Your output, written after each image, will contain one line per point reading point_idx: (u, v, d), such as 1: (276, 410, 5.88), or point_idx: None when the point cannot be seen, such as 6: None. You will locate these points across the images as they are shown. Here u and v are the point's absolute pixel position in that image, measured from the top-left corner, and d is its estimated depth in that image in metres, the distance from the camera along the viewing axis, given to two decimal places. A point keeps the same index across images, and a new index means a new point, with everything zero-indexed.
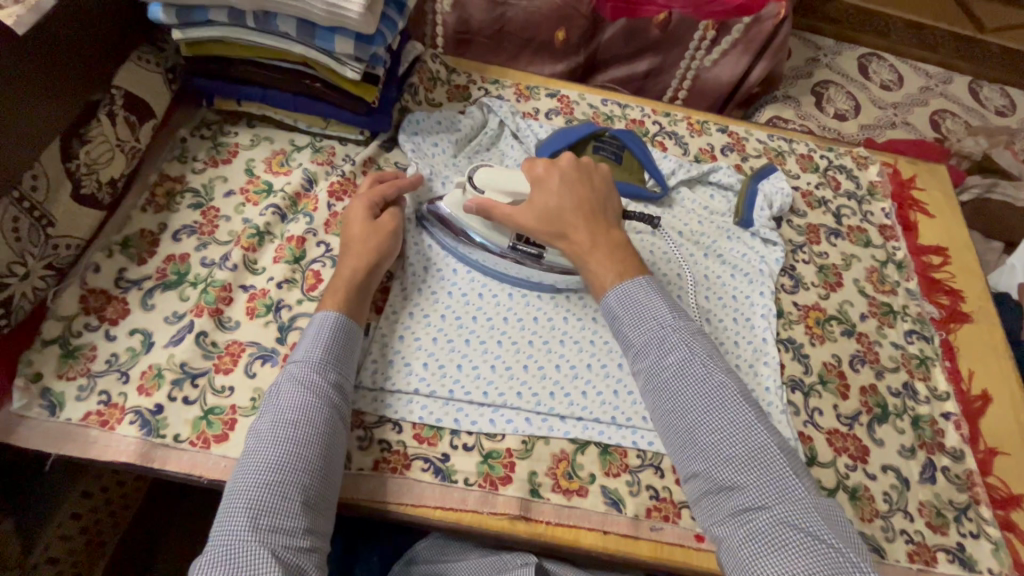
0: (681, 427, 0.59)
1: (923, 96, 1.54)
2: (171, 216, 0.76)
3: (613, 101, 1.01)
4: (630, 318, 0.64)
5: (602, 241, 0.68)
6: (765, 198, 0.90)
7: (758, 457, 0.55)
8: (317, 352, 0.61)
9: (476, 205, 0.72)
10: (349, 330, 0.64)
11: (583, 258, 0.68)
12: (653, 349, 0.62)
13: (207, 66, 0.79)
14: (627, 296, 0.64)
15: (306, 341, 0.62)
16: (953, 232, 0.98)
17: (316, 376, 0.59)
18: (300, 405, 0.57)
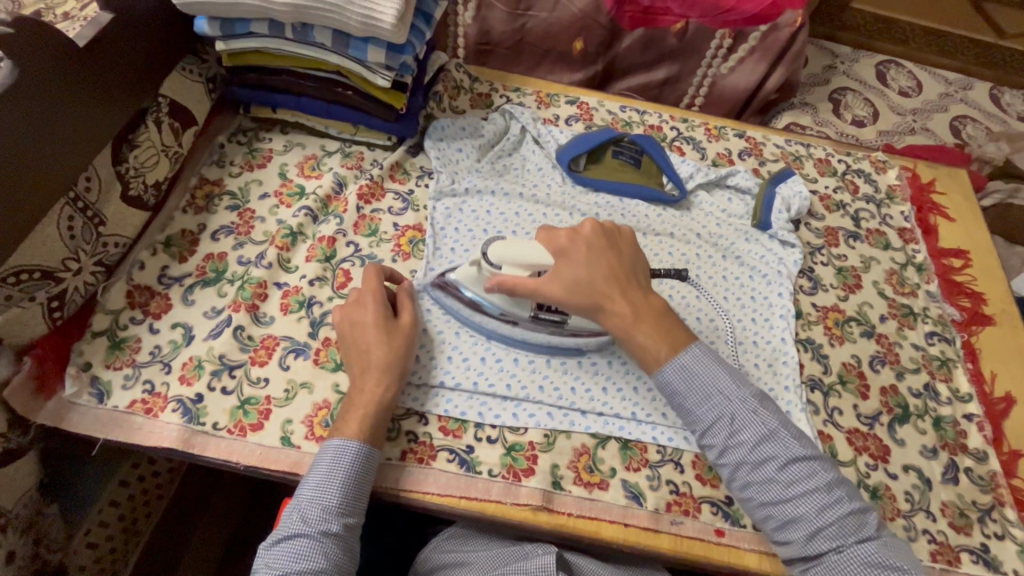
0: (766, 503, 0.60)
1: (943, 102, 1.54)
2: (210, 217, 0.80)
3: (631, 108, 1.04)
4: (690, 392, 0.64)
5: (645, 311, 0.66)
6: (783, 202, 0.91)
7: (844, 516, 0.58)
8: (334, 495, 0.58)
9: (495, 284, 0.67)
10: (364, 469, 0.61)
11: (630, 334, 0.65)
12: (721, 428, 0.62)
13: (246, 76, 0.83)
14: (686, 369, 0.64)
15: (319, 473, 0.59)
16: (974, 235, 0.98)
17: (334, 528, 0.58)
18: (304, 548, 0.56)
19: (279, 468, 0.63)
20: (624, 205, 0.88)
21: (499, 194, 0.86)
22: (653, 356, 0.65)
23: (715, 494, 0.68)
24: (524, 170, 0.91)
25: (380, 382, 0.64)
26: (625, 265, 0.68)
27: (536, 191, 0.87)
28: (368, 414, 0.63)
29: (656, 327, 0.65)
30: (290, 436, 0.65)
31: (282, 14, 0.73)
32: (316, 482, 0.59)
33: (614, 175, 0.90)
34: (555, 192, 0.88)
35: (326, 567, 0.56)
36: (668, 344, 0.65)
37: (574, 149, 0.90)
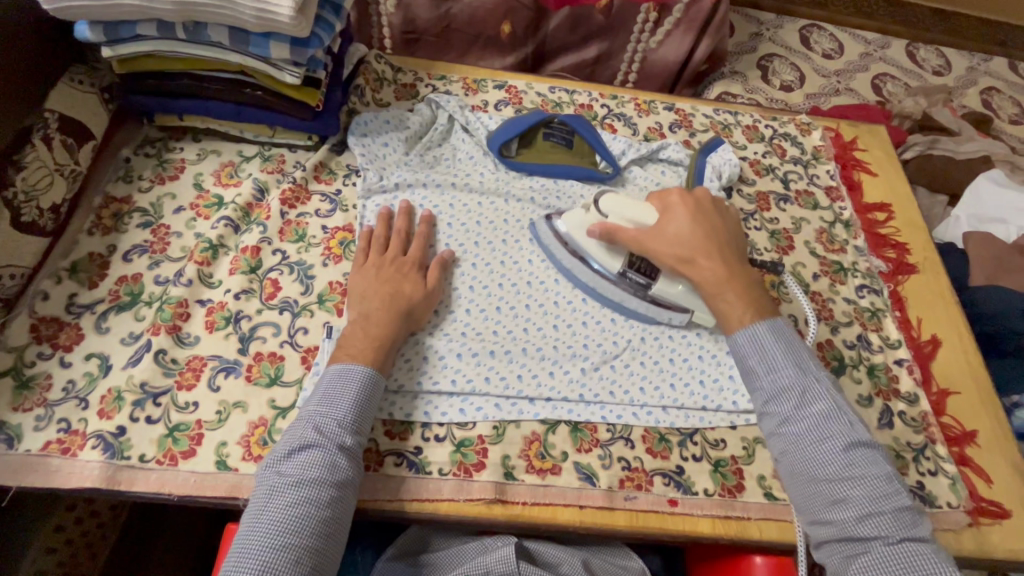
0: (816, 476, 0.58)
1: (864, 62, 1.59)
2: (120, 237, 0.75)
3: (560, 88, 1.03)
4: (761, 363, 0.63)
5: (738, 278, 0.68)
6: (713, 170, 0.92)
7: (899, 513, 0.54)
8: (348, 411, 0.59)
9: (600, 229, 0.73)
10: (375, 392, 0.61)
11: (720, 291, 0.67)
12: (790, 396, 0.61)
13: (143, 82, 0.78)
14: (760, 339, 0.64)
15: (335, 391, 0.60)
16: (896, 188, 1.02)
17: (349, 442, 0.57)
18: (318, 461, 0.55)
19: (215, 494, 0.60)
20: (558, 187, 0.88)
21: (431, 187, 0.83)
22: (738, 317, 0.66)
23: (666, 466, 0.68)
24: (455, 160, 0.89)
25: (387, 316, 0.66)
26: (724, 230, 0.72)
27: (468, 180, 0.85)
28: (375, 346, 0.63)
29: (742, 291, 0.67)
30: (225, 460, 0.62)
31: (168, 12, 0.68)
32: (327, 400, 0.59)
33: (547, 157, 0.90)
34: (488, 180, 0.86)
35: (340, 479, 0.55)
36: (752, 309, 0.66)
37: (504, 133, 0.88)
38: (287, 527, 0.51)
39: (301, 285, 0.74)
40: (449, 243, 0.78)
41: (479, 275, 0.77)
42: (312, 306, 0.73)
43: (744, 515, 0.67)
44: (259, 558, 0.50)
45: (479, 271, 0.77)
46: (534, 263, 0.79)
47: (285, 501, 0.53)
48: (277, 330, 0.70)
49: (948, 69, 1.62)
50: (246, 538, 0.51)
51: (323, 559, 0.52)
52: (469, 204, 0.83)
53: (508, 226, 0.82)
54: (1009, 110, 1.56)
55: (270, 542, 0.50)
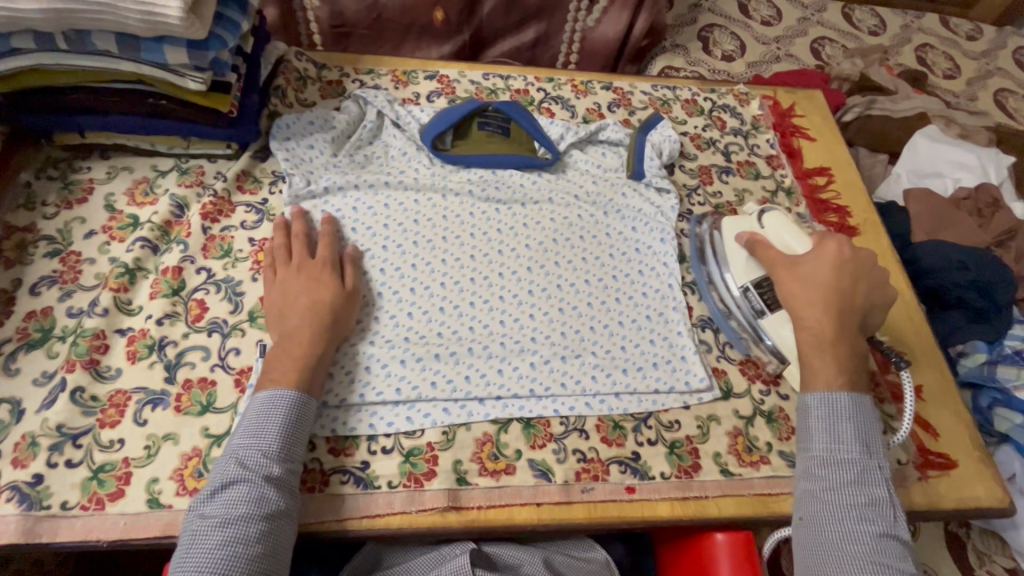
0: (830, 459, 0.61)
1: (802, 27, 1.60)
2: (25, 270, 0.69)
3: (494, 75, 0.99)
4: (824, 403, 0.64)
5: (849, 340, 0.66)
6: (654, 148, 0.91)
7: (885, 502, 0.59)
8: (274, 439, 0.56)
9: (745, 239, 0.76)
10: (303, 412, 0.59)
11: (822, 347, 0.66)
12: (844, 421, 0.63)
13: (32, 100, 0.72)
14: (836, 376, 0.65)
15: (259, 421, 0.57)
16: (835, 152, 1.02)
17: (277, 471, 0.55)
18: (245, 496, 0.52)
19: (148, 535, 0.57)
20: (496, 177, 0.85)
21: (365, 189, 0.79)
22: (826, 379, 0.65)
23: (622, 453, 0.68)
24: (388, 158, 0.85)
25: (312, 332, 0.63)
26: (854, 298, 0.68)
27: (401, 177, 0.81)
28: (303, 366, 0.61)
29: (841, 358, 0.65)
30: (157, 497, 0.58)
31: (42, 22, 0.62)
32: (252, 431, 0.56)
33: (483, 147, 0.87)
34: (422, 176, 0.83)
35: (271, 511, 0.53)
36: (844, 377, 0.64)
37: (437, 126, 0.85)
38: (214, 571, 0.49)
39: (229, 304, 0.70)
40: (386, 245, 0.76)
41: (419, 276, 0.74)
42: (243, 325, 0.69)
43: (702, 495, 0.67)
44: None
45: (419, 272, 0.74)
46: (476, 258, 0.77)
47: (211, 544, 0.50)
48: (207, 354, 0.67)
49: (884, 29, 1.64)
50: None
51: None
52: (406, 202, 0.79)
53: (448, 223, 0.79)
54: (944, 65, 1.60)
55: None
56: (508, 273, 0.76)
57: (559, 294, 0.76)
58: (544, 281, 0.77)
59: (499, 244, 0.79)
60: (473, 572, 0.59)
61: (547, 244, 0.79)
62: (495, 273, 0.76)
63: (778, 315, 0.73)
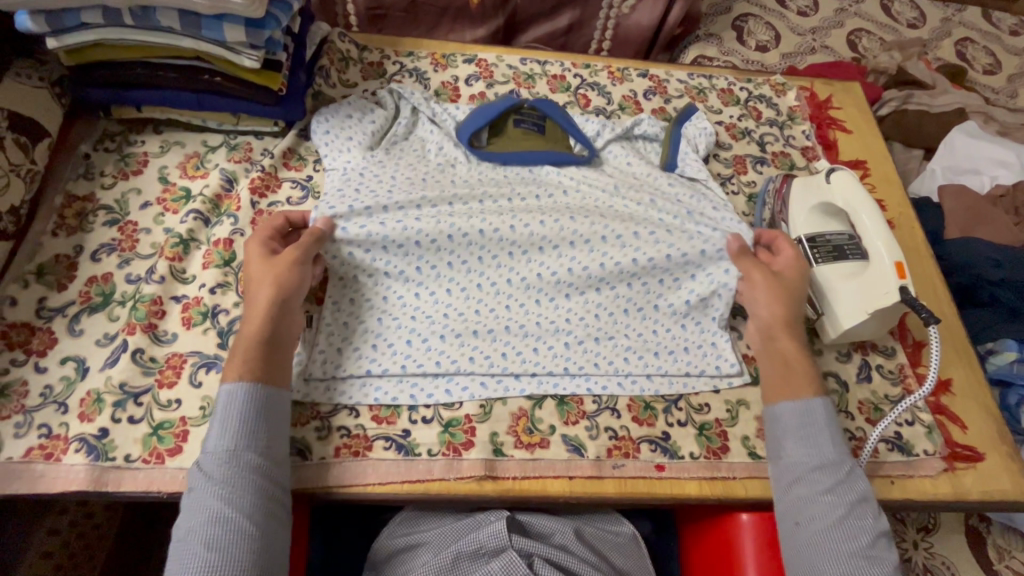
0: (813, 471, 0.62)
1: (839, 18, 1.57)
2: (86, 237, 0.73)
3: (531, 60, 1.00)
4: (804, 434, 0.64)
5: (795, 357, 0.69)
6: (688, 141, 0.91)
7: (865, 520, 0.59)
8: (226, 439, 0.56)
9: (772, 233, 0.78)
10: (255, 400, 0.58)
11: (788, 365, 0.68)
12: (830, 439, 0.63)
13: (93, 74, 0.74)
14: (813, 408, 0.65)
15: (214, 422, 0.58)
16: (871, 146, 1.01)
17: (230, 472, 0.55)
18: (206, 500, 0.54)
19: None
20: (534, 175, 0.84)
21: (399, 177, 0.77)
22: (798, 389, 0.66)
23: (652, 433, 0.70)
24: (426, 153, 0.84)
25: (260, 312, 0.63)
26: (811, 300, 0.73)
27: (439, 166, 0.81)
28: (253, 349, 0.61)
29: (803, 372, 0.68)
30: None
31: None
32: (213, 431, 0.57)
33: (522, 145, 0.86)
34: (460, 170, 0.82)
35: (230, 511, 0.53)
36: (811, 384, 0.67)
37: (473, 124, 0.85)
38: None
39: None
40: (423, 224, 0.74)
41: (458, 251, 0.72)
42: None
43: (730, 475, 0.69)
44: None
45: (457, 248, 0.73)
46: (516, 234, 0.75)
47: (184, 548, 0.52)
48: None
49: (923, 22, 1.61)
50: None
51: None
52: (443, 183, 0.79)
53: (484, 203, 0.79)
54: (984, 60, 1.56)
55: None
56: (552, 252, 0.74)
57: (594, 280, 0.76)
58: None
59: (540, 224, 0.76)
60: (509, 538, 0.63)
61: (590, 225, 0.77)
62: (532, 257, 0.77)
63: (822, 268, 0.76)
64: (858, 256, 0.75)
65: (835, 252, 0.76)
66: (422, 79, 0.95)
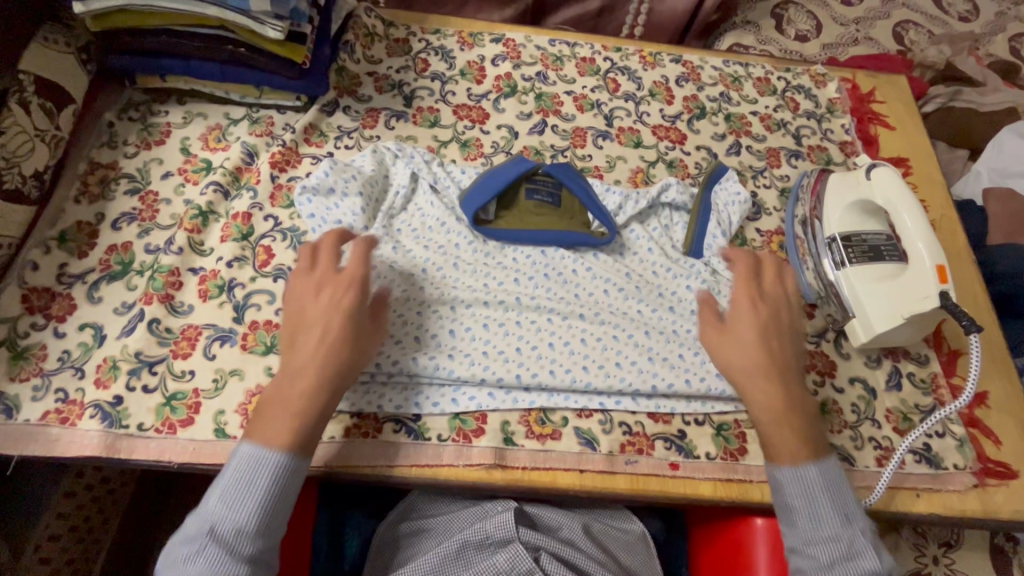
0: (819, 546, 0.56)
1: (885, 8, 1.50)
2: (108, 205, 0.73)
3: (561, 41, 0.97)
4: (793, 485, 0.58)
5: (795, 406, 0.61)
6: (719, 214, 0.81)
7: None
8: (246, 514, 0.51)
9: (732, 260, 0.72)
10: (292, 477, 0.54)
11: (773, 419, 0.60)
12: (820, 496, 0.57)
13: (118, 40, 0.74)
14: (807, 471, 0.58)
15: (225, 490, 0.51)
16: (914, 143, 0.96)
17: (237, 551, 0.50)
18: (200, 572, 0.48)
19: (215, 461, 0.60)
20: (546, 259, 0.75)
21: (398, 269, 0.71)
22: (790, 449, 0.59)
23: (668, 430, 0.68)
24: (425, 229, 0.75)
25: (326, 360, 0.57)
26: (789, 354, 0.64)
27: (444, 247, 0.74)
28: (303, 420, 0.55)
29: (797, 427, 0.60)
30: (223, 428, 0.62)
31: None
32: (218, 498, 0.51)
33: (531, 219, 0.76)
34: (464, 254, 0.74)
35: None
36: (805, 443, 0.59)
37: (479, 197, 0.73)
38: None
39: (295, 252, 0.72)
40: (419, 334, 0.68)
41: (456, 369, 0.66)
42: None
43: (746, 478, 0.67)
44: None
45: (455, 364, 0.66)
46: (522, 351, 0.68)
47: None
48: (272, 298, 0.69)
49: (976, 15, 1.52)
50: None
51: None
52: (444, 268, 0.72)
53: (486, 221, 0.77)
54: None
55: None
56: (557, 318, 0.71)
57: (605, 296, 0.73)
58: (591, 284, 0.74)
59: (549, 335, 0.70)
60: (516, 530, 0.61)
61: (602, 337, 0.70)
62: (540, 271, 0.74)
63: (855, 268, 0.73)
64: (895, 257, 0.72)
65: (871, 252, 0.74)
66: (448, 57, 0.92)
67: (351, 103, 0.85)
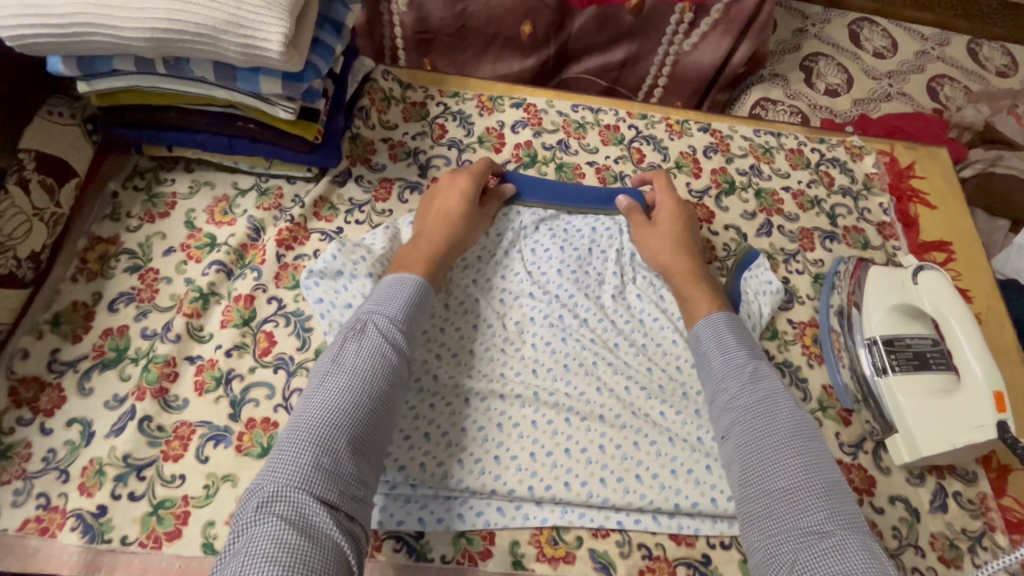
0: (764, 443, 0.54)
1: (919, 62, 1.44)
2: (106, 283, 0.69)
3: (584, 107, 0.93)
4: (717, 346, 0.63)
5: (699, 276, 0.71)
6: (750, 305, 0.76)
7: (828, 487, 0.51)
8: (376, 339, 0.57)
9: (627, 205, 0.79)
10: (424, 287, 0.63)
11: (685, 284, 0.70)
12: (763, 392, 0.58)
13: (125, 114, 0.71)
14: (761, 370, 0.60)
15: (346, 334, 0.58)
16: (957, 223, 0.91)
17: (359, 368, 0.54)
18: (325, 401, 0.52)
19: None
20: (564, 351, 0.70)
21: None
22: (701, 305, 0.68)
23: (691, 555, 0.62)
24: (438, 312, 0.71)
25: (441, 238, 0.70)
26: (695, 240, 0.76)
27: (458, 326, 0.71)
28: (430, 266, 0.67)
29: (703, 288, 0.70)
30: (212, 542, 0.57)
31: (145, 50, 0.61)
32: (348, 339, 0.57)
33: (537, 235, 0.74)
34: (478, 341, 0.70)
35: (333, 421, 0.50)
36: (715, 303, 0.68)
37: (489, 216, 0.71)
38: (278, 492, 0.46)
39: (297, 340, 0.68)
40: (428, 435, 0.64)
41: (465, 479, 0.62)
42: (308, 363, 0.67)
43: None
44: (278, 494, 0.46)
45: (465, 473, 0.62)
46: (536, 458, 0.63)
47: (290, 467, 0.47)
48: (271, 392, 0.65)
49: (1015, 70, 1.46)
50: (263, 495, 0.46)
51: (351, 485, 0.48)
52: (458, 356, 0.69)
53: (504, 303, 0.73)
54: None
55: (275, 488, 0.46)
56: (575, 420, 0.66)
57: (627, 394, 0.68)
58: (612, 379, 0.69)
59: (565, 439, 0.65)
60: None
61: (622, 444, 0.65)
62: (559, 363, 0.69)
63: (897, 379, 0.69)
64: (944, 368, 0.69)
65: (916, 361, 0.70)
66: (466, 123, 0.89)
67: (364, 173, 0.81)
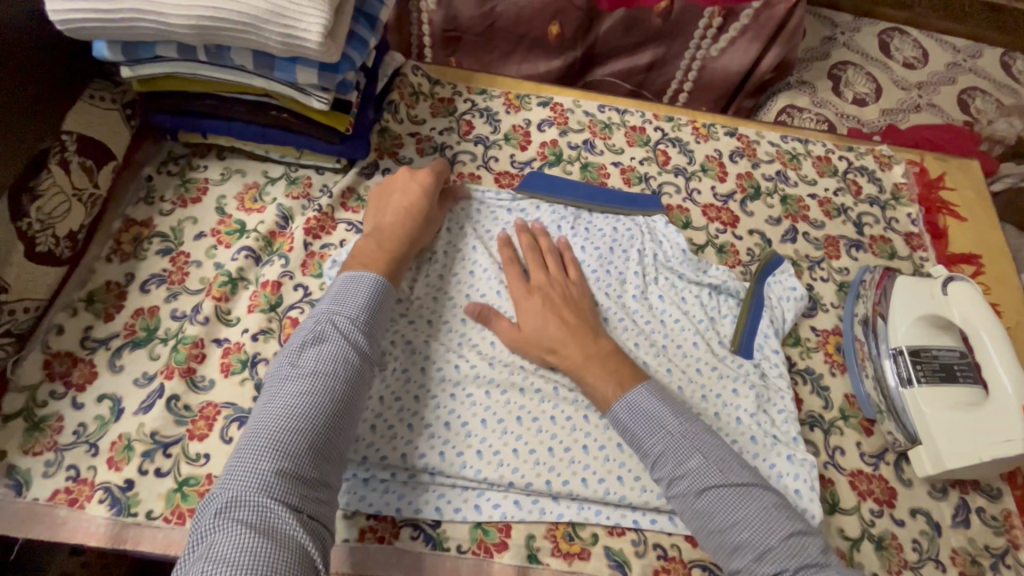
0: (717, 525, 0.55)
1: (950, 73, 1.42)
2: (139, 265, 0.71)
3: (610, 107, 0.93)
4: (645, 424, 0.60)
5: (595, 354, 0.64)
6: (772, 309, 0.75)
7: (785, 546, 0.53)
8: (333, 341, 0.57)
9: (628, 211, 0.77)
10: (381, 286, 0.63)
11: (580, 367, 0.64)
12: (692, 470, 0.57)
13: (163, 101, 0.73)
14: (681, 447, 0.58)
15: (305, 332, 0.58)
16: (987, 236, 0.89)
17: (323, 367, 0.55)
18: (292, 397, 0.53)
19: None
20: None
21: (433, 343, 0.69)
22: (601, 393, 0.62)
23: (706, 557, 0.62)
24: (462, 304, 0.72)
25: (396, 237, 0.68)
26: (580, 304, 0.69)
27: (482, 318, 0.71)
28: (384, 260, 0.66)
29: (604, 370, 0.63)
30: None
31: (188, 37, 0.62)
32: (308, 334, 0.58)
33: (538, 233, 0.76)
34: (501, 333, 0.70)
35: (295, 420, 0.51)
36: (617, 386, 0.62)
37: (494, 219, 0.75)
38: (238, 496, 0.47)
39: None
40: (449, 423, 0.64)
41: (484, 469, 0.62)
42: None
43: None
44: (235, 497, 0.47)
45: (484, 463, 0.62)
46: (555, 452, 0.64)
47: (248, 467, 0.49)
48: None
49: None
50: (221, 494, 0.48)
51: (315, 482, 0.50)
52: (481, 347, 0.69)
53: None
54: None
55: (228, 496, 0.47)
56: (595, 416, 0.66)
57: None
58: None
59: (584, 435, 0.65)
60: None
61: None
62: None
63: (924, 390, 0.68)
64: (970, 381, 0.68)
65: (942, 372, 0.69)
66: (493, 120, 0.90)
67: (391, 165, 0.82)
